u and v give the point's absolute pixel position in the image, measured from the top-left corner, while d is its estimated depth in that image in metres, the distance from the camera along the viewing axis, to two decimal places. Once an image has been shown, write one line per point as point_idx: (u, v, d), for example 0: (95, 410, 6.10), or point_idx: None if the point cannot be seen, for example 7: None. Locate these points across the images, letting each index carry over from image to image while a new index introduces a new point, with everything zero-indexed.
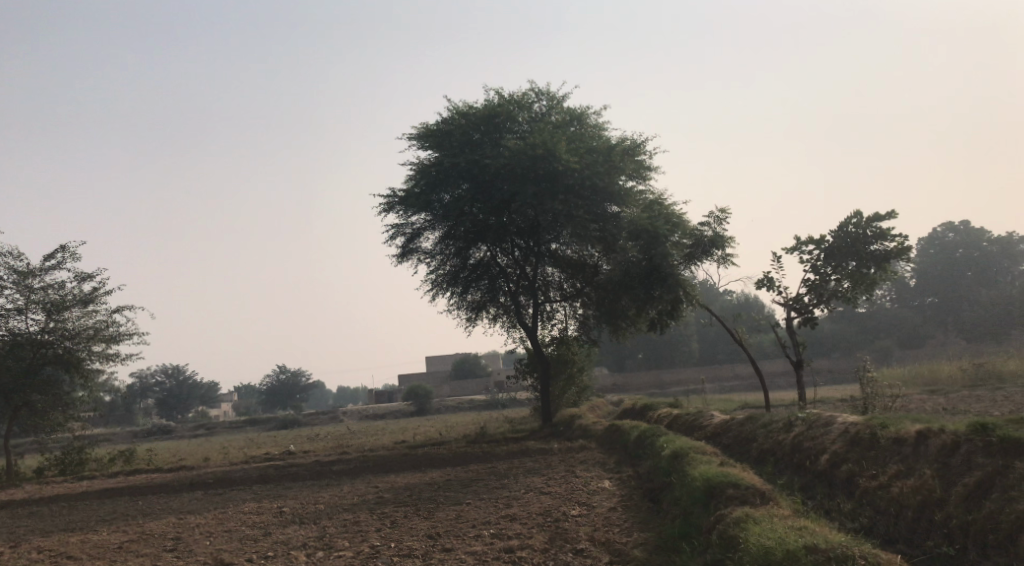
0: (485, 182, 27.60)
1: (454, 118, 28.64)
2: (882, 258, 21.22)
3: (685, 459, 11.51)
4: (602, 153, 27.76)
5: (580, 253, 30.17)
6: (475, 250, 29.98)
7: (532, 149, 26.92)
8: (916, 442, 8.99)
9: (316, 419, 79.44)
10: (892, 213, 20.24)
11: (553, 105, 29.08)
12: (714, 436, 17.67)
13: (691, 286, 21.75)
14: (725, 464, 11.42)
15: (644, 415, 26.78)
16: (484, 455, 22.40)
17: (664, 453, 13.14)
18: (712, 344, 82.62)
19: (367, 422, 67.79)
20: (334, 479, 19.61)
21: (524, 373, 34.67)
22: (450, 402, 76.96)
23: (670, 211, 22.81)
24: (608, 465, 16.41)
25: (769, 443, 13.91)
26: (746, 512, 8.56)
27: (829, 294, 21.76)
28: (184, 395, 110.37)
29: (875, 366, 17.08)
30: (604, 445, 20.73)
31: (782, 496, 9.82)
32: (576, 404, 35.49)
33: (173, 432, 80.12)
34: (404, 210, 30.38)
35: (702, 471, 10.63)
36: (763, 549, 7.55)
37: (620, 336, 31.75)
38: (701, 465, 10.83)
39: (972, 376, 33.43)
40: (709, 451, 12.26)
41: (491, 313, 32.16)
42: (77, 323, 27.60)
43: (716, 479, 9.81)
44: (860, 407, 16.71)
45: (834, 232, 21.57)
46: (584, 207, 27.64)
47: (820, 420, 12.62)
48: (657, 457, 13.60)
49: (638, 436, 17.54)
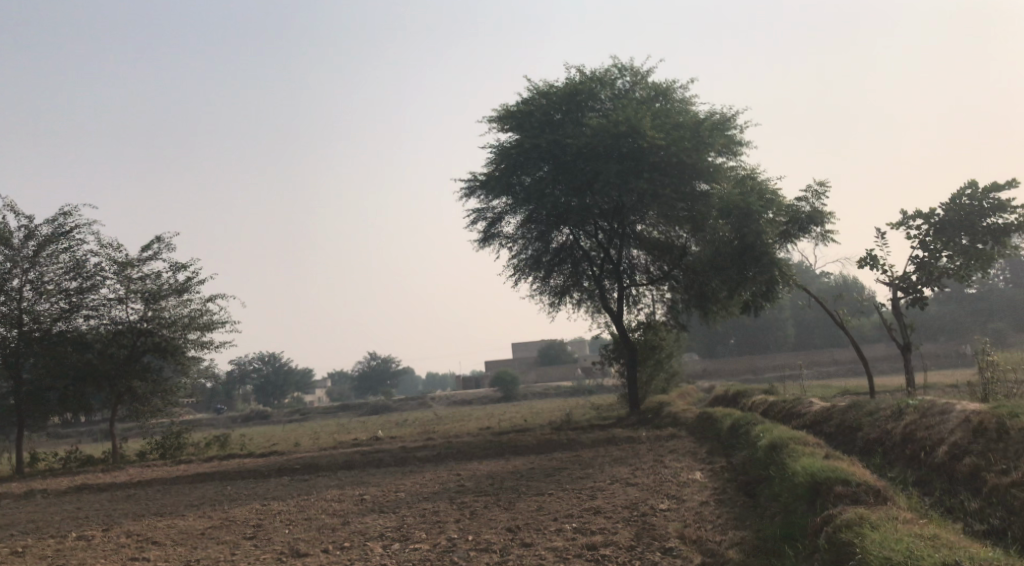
0: (567, 162, 26.93)
1: (535, 98, 28.01)
2: (1001, 232, 19.60)
3: (785, 451, 10.65)
4: (689, 129, 26.66)
5: (667, 235, 29.22)
6: (558, 233, 29.34)
7: (616, 126, 26.05)
8: None
9: (406, 405, 80.42)
10: (1012, 183, 18.62)
11: (636, 81, 28.10)
12: (814, 425, 16.59)
13: (786, 265, 20.57)
14: (829, 456, 10.53)
15: (737, 402, 25.69)
16: (570, 443, 21.82)
17: (761, 443, 12.29)
18: (807, 329, 79.71)
19: (456, 408, 68.17)
20: (418, 466, 19.38)
21: (610, 359, 33.91)
22: (537, 388, 76.68)
23: (763, 186, 21.64)
24: (700, 455, 15.61)
25: (876, 433, 12.86)
26: (859, 514, 7.72)
27: (940, 272, 20.23)
28: (281, 382, 113.71)
29: (994, 349, 15.68)
30: (695, 434, 19.85)
31: (897, 493, 8.91)
32: (665, 390, 34.52)
33: (270, 417, 82.56)
34: (485, 194, 29.98)
35: (804, 464, 9.79)
36: (884, 557, 6.75)
37: (710, 320, 30.61)
38: (803, 457, 9.98)
39: None
40: (811, 442, 11.36)
41: (576, 298, 31.50)
42: (174, 311, 28.29)
43: (821, 474, 8.95)
44: (978, 394, 15.35)
45: (946, 204, 20.01)
46: (671, 185, 26.62)
47: (936, 408, 11.55)
48: (753, 448, 12.75)
49: (731, 424, 16.63)
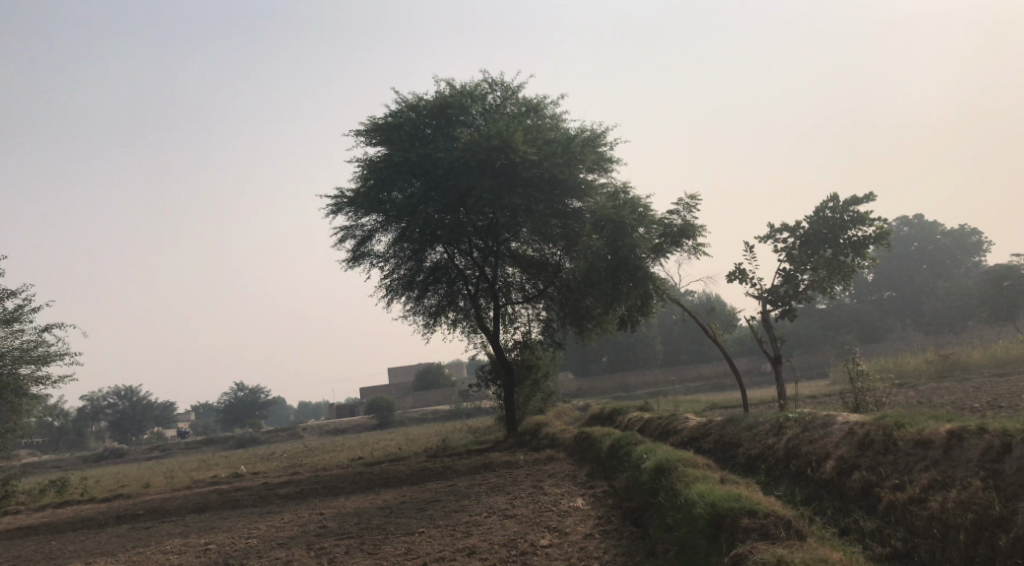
0: (439, 177, 25.98)
1: (404, 111, 26.95)
2: (862, 245, 19.96)
3: (673, 475, 9.96)
4: (561, 145, 26.30)
5: (541, 252, 28.66)
6: (431, 253, 28.26)
7: (487, 139, 25.33)
8: (958, 459, 7.59)
9: (275, 437, 76.62)
10: (871, 196, 19.04)
11: (507, 97, 27.53)
12: (692, 441, 16.17)
13: (661, 280, 20.31)
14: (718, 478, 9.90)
15: (613, 420, 25.27)
16: (444, 471, 20.65)
17: (645, 465, 11.60)
18: (676, 345, 81.79)
19: (328, 437, 65.42)
20: (278, 506, 17.70)
21: (487, 381, 33.00)
22: (413, 413, 74.87)
23: (636, 200, 21.38)
24: (580, 479, 14.85)
25: (758, 449, 12.44)
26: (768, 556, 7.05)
27: (806, 284, 20.44)
28: (139, 417, 106.42)
29: (862, 359, 15.76)
30: (574, 456, 19.14)
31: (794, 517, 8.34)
32: (542, 410, 33.90)
33: (126, 455, 76.82)
34: (353, 211, 28.56)
35: (695, 491, 9.11)
36: None
37: (585, 337, 30.30)
38: (694, 483, 9.29)
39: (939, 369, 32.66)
40: (696, 462, 10.72)
41: (450, 318, 30.48)
42: (2, 345, 25.38)
43: (719, 507, 8.26)
44: (850, 404, 15.34)
45: (810, 217, 20.27)
46: (544, 200, 26.07)
47: (818, 420, 11.19)
48: (636, 471, 12.04)
49: (610, 445, 15.96)
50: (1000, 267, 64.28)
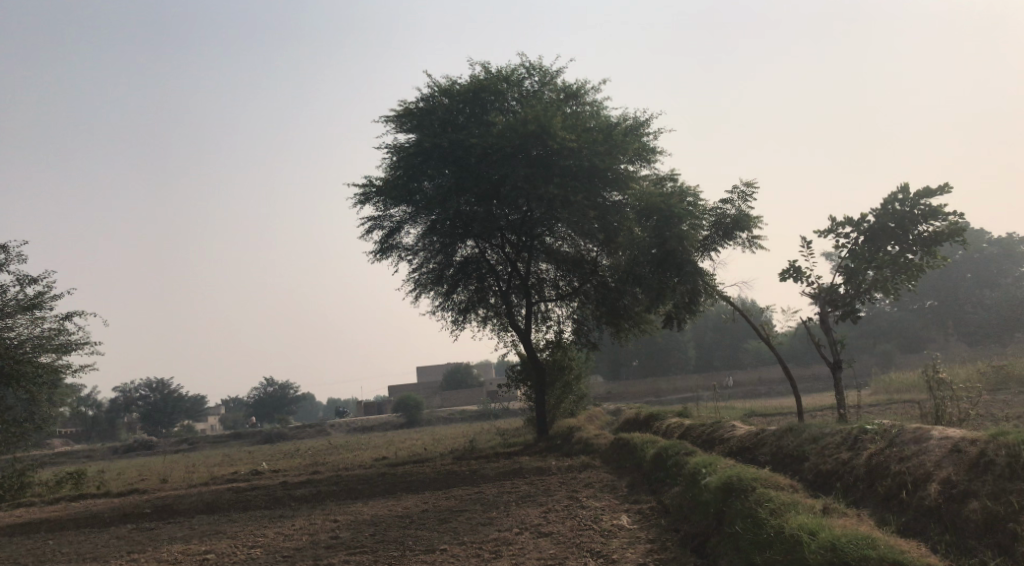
0: (472, 165, 24.59)
1: (436, 96, 25.56)
2: (934, 241, 18.06)
3: (752, 505, 8.52)
4: (602, 134, 24.72)
5: (577, 249, 27.20)
6: (462, 246, 26.90)
7: (524, 125, 23.91)
8: None
9: (302, 433, 75.80)
10: (946, 188, 17.10)
11: (546, 82, 26.01)
12: (744, 451, 14.61)
13: (711, 276, 18.76)
14: (799, 502, 8.37)
15: (650, 425, 23.70)
16: (470, 476, 19.25)
17: (706, 482, 10.10)
18: (709, 350, 79.73)
19: (353, 435, 64.44)
20: (290, 509, 16.42)
21: (517, 381, 31.58)
22: (441, 413, 73.57)
23: (684, 189, 19.80)
24: (621, 492, 13.35)
25: (831, 464, 10.87)
26: None
27: (869, 285, 18.71)
28: (170, 409, 106.41)
29: (941, 366, 14.09)
30: (611, 464, 17.63)
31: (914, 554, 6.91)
32: (574, 414, 32.38)
33: (154, 447, 76.53)
34: (382, 201, 27.25)
35: (786, 524, 7.67)
36: None
37: (622, 338, 28.77)
38: (787, 516, 7.92)
39: (990, 378, 30.69)
40: (766, 480, 9.22)
41: (481, 315, 29.09)
42: (21, 331, 24.45)
43: (839, 554, 6.91)
44: (926, 417, 13.68)
45: (876, 210, 18.49)
46: (583, 192, 24.53)
47: (906, 434, 9.62)
48: (694, 489, 10.54)
49: (655, 454, 14.45)
50: None
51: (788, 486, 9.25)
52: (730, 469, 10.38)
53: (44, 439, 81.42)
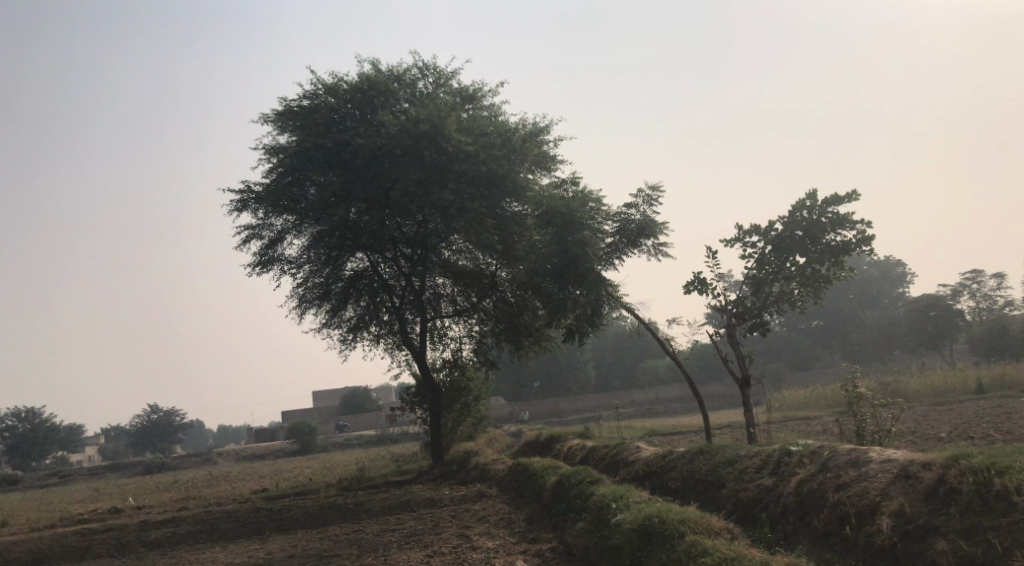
0: (359, 169, 22.74)
1: (321, 94, 23.55)
2: (842, 251, 17.13)
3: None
4: (500, 138, 23.22)
5: (475, 262, 25.63)
6: (351, 258, 24.89)
7: (415, 125, 22.30)
8: None
9: (185, 464, 71.01)
10: (854, 195, 16.03)
11: (441, 83, 24.42)
12: (651, 474, 13.26)
13: (614, 285, 17.54)
14: (741, 559, 6.97)
15: (550, 448, 22.20)
16: (352, 511, 17.27)
17: (621, 524, 8.62)
18: (609, 369, 79.43)
19: (240, 464, 60.65)
20: (135, 558, 14.06)
21: (412, 404, 29.60)
22: (337, 439, 70.34)
23: (586, 192, 18.53)
24: (518, 527, 11.75)
25: (754, 491, 9.57)
26: None
27: (776, 297, 17.61)
28: (40, 440, 98.71)
29: (863, 378, 13.17)
30: (510, 492, 15.99)
31: None
32: (472, 437, 30.64)
33: (21, 481, 70.31)
34: (261, 208, 24.97)
35: None
36: None
37: (522, 355, 27.31)
38: None
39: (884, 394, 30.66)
40: (692, 525, 7.86)
41: (373, 334, 27.04)
42: None
43: None
44: (846, 435, 12.66)
45: (783, 218, 17.38)
46: (481, 199, 22.96)
47: (840, 457, 8.43)
48: (604, 531, 9.03)
49: (556, 482, 12.93)
50: (927, 295, 63.84)
51: (721, 530, 7.84)
52: (645, 508, 8.92)
53: None
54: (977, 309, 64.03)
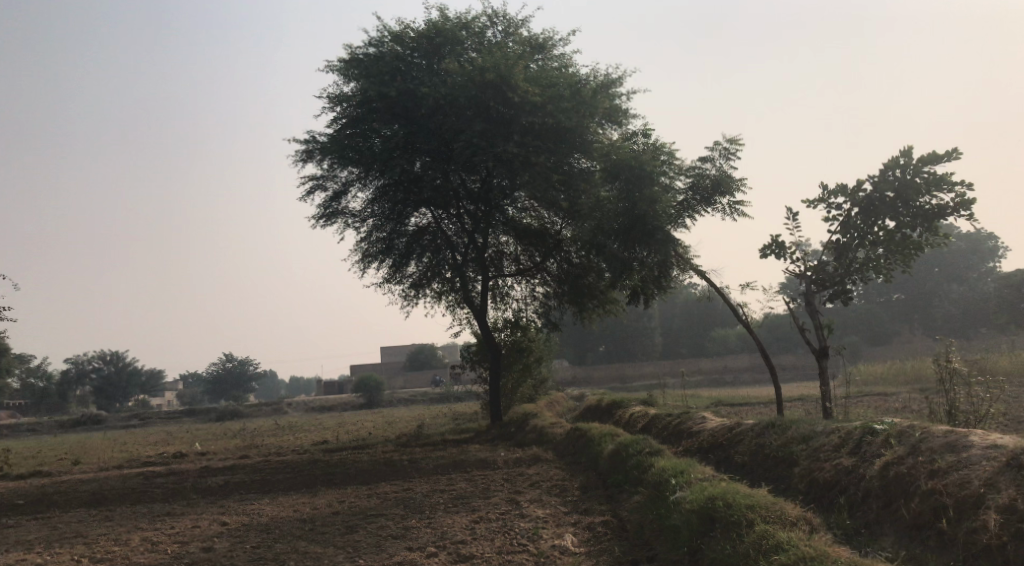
0: (423, 120, 22.11)
1: (387, 42, 22.90)
2: (937, 215, 15.66)
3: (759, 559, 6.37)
4: (570, 89, 22.22)
5: (540, 220, 24.87)
6: (414, 213, 24.40)
7: (482, 74, 21.51)
8: None
9: (256, 412, 72.80)
10: (954, 154, 14.48)
11: (510, 32, 23.50)
12: (715, 447, 12.42)
13: (683, 245, 16.57)
14: (820, 554, 6.14)
15: (611, 414, 21.47)
16: (404, 469, 16.89)
17: (683, 503, 7.83)
18: (676, 336, 78.00)
19: (307, 415, 61.72)
20: (184, 505, 13.94)
21: (473, 363, 29.21)
22: (402, 394, 70.99)
23: (658, 146, 17.50)
24: (570, 496, 11.10)
25: (830, 472, 8.67)
26: None
27: (861, 264, 16.29)
28: (123, 383, 102.75)
29: (957, 353, 11.99)
30: (566, 458, 15.37)
31: None
32: (533, 399, 30.13)
33: (103, 422, 73.24)
34: (326, 159, 24.63)
35: None
36: None
37: (585, 318, 26.56)
38: None
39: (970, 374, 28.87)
40: (761, 512, 7.06)
41: (435, 291, 26.60)
42: None
43: None
44: (935, 415, 11.59)
45: (873, 178, 15.98)
46: (547, 154, 22.11)
47: (932, 440, 7.49)
48: (663, 509, 8.27)
49: (613, 450, 12.21)
50: (1020, 271, 60.29)
51: (795, 517, 7.01)
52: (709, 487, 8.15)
53: None
54: None
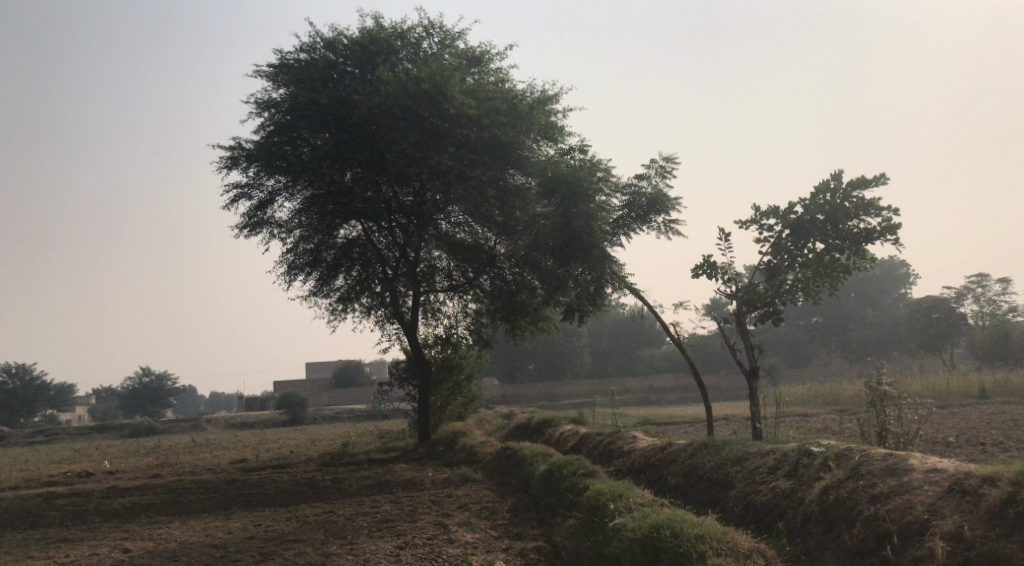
0: (355, 129, 21.52)
1: (319, 49, 22.28)
2: (865, 238, 15.83)
3: None
4: (506, 104, 21.97)
5: (473, 235, 24.51)
6: (345, 225, 23.72)
7: (416, 84, 21.10)
8: None
9: (173, 429, 70.03)
10: (882, 178, 14.63)
11: (447, 44, 23.16)
12: (648, 468, 12.20)
13: (618, 263, 16.43)
14: None
15: (541, 433, 21.16)
16: (326, 490, 16.17)
17: (623, 533, 7.52)
18: (604, 356, 78.49)
19: (226, 432, 59.63)
20: (85, 530, 12.96)
21: (401, 380, 28.54)
22: (327, 411, 69.33)
23: (593, 162, 17.37)
24: (500, 520, 10.69)
25: (767, 495, 8.49)
26: None
27: (791, 286, 16.35)
28: (31, 398, 97.69)
29: (888, 375, 12.06)
30: (495, 478, 14.96)
31: None
32: (461, 418, 29.61)
33: (6, 438, 69.37)
34: (252, 167, 23.75)
35: None
36: None
37: (517, 336, 26.25)
38: None
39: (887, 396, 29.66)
40: (705, 546, 6.80)
41: (364, 306, 25.87)
42: None
43: None
44: (864, 437, 11.62)
45: (805, 201, 16.09)
46: (482, 169, 21.77)
47: (873, 464, 7.38)
48: (601, 537, 7.94)
49: (545, 471, 11.87)
50: (931, 297, 62.67)
51: (739, 547, 6.78)
52: (648, 515, 7.88)
53: None
54: (980, 314, 62.97)
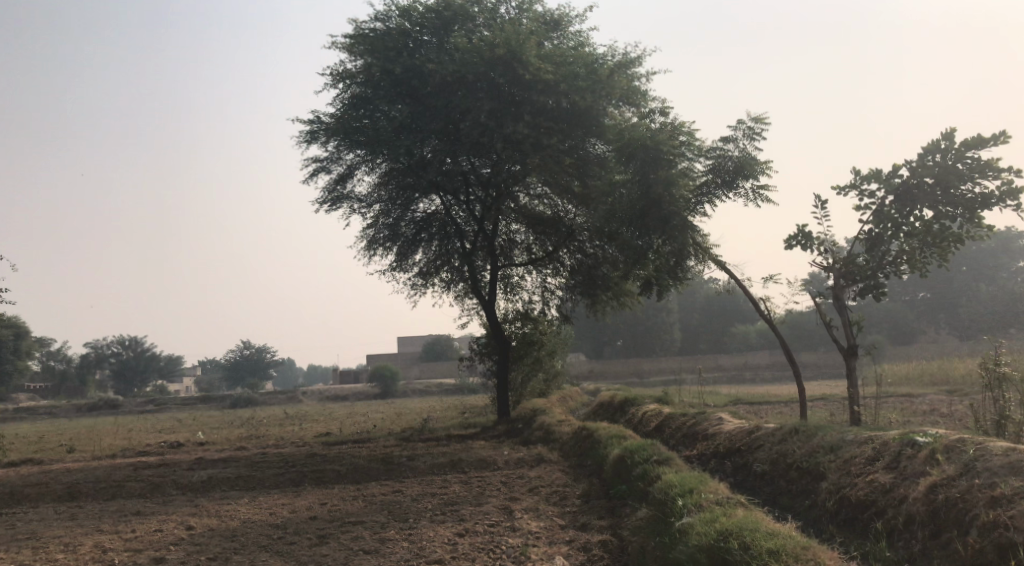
0: (430, 100, 20.99)
1: (394, 17, 21.79)
2: (980, 204, 14.29)
3: None
4: (585, 68, 21.01)
5: (552, 207, 23.75)
6: (423, 199, 23.34)
7: (491, 50, 20.39)
8: None
9: (271, 400, 72.17)
10: (1000, 137, 13.11)
11: (524, 8, 22.32)
12: (731, 454, 11.29)
13: (700, 233, 15.43)
14: None
15: (623, 412, 20.37)
16: (399, 467, 15.84)
17: (696, 536, 6.73)
18: (694, 332, 76.65)
19: (321, 405, 61.03)
20: (159, 503, 12.97)
21: (482, 356, 28.16)
22: (418, 385, 70.07)
23: (675, 125, 16.31)
24: (569, 507, 10.02)
25: (863, 490, 7.53)
26: None
27: (895, 257, 14.93)
28: (142, 368, 102.57)
29: (1007, 355, 10.77)
30: (571, 459, 14.30)
31: None
32: (542, 394, 29.06)
33: (120, 406, 72.99)
34: (331, 140, 23.60)
35: None
36: None
37: (598, 311, 25.44)
38: None
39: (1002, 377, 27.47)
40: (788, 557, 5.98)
41: (443, 281, 25.54)
42: None
43: None
44: (979, 425, 10.42)
45: (912, 164, 14.61)
46: (559, 137, 20.95)
47: (992, 464, 6.38)
48: (673, 536, 7.18)
49: (619, 455, 11.12)
50: None
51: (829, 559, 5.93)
52: (725, 514, 7.08)
53: (10, 395, 77.79)
54: None
